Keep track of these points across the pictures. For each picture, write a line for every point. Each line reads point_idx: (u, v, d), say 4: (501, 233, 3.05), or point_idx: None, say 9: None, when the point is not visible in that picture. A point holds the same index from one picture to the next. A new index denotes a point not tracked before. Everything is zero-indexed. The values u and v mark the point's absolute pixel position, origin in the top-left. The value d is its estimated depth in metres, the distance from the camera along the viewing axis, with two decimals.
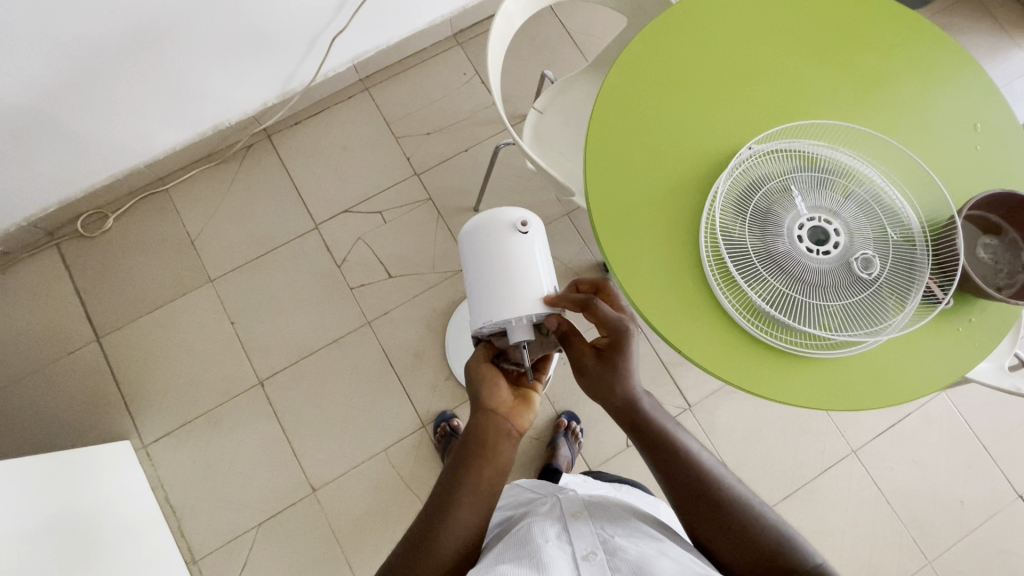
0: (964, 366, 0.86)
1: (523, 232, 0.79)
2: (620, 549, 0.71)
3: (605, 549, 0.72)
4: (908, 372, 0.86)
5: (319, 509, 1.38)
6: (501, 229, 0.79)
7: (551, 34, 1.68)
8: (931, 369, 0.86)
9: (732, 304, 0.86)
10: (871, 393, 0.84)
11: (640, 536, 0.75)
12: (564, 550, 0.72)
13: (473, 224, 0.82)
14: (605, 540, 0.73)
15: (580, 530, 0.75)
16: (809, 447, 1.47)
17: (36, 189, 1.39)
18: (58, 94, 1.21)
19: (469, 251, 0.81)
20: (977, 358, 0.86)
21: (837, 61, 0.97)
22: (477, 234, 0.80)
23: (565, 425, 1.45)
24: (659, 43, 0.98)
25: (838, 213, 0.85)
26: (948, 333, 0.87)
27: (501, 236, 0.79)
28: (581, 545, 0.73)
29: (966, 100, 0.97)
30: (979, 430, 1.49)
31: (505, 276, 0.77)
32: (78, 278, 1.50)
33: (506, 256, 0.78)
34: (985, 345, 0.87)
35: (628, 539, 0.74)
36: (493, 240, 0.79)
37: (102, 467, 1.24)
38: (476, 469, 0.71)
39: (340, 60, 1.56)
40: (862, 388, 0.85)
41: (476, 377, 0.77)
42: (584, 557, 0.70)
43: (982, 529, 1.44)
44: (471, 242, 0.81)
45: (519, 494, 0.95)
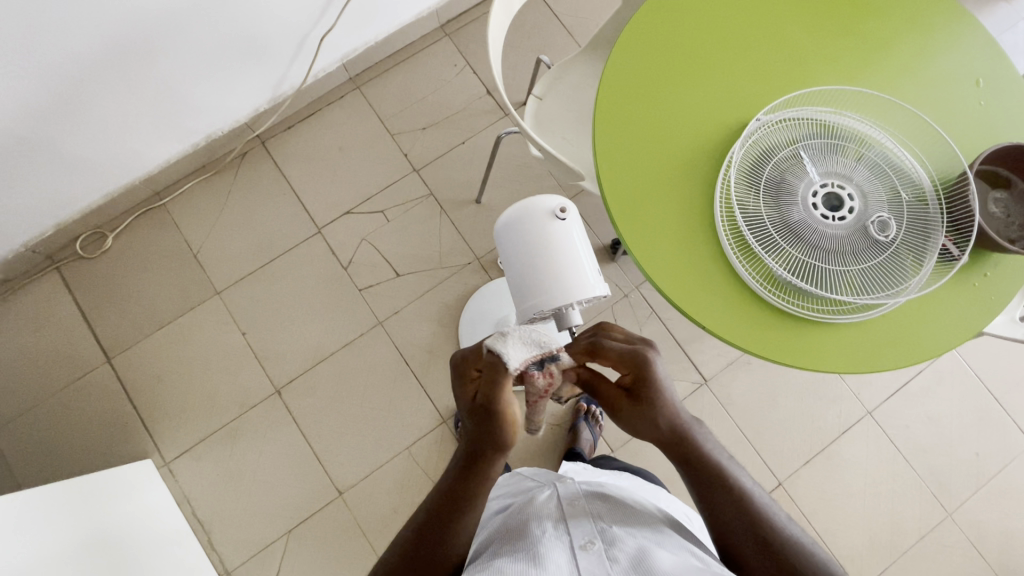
0: (954, 333, 0.87)
1: (562, 219, 0.81)
2: (617, 540, 0.72)
3: (603, 539, 0.72)
4: (901, 337, 0.86)
5: (347, 511, 1.39)
6: (540, 218, 0.80)
7: (539, 18, 1.66)
8: (928, 330, 0.87)
9: (751, 275, 0.86)
10: (856, 360, 0.85)
11: (637, 526, 0.76)
12: (562, 539, 0.72)
13: (510, 213, 0.82)
14: (602, 529, 0.74)
15: (578, 521, 0.76)
16: (825, 412, 1.49)
17: (33, 213, 1.37)
18: (49, 116, 1.19)
19: (507, 242, 0.82)
20: (963, 324, 0.87)
21: (838, 25, 0.97)
22: (518, 223, 0.80)
23: (584, 409, 1.46)
24: (660, 19, 0.97)
25: (850, 178, 0.86)
26: (948, 296, 0.88)
27: (541, 224, 0.80)
28: (579, 533, 0.73)
29: (967, 56, 0.97)
30: (990, 383, 1.51)
31: (551, 265, 0.79)
32: (82, 300, 1.48)
33: (549, 245, 0.79)
34: (972, 311, 0.88)
35: (625, 529, 0.74)
36: (533, 228, 0.80)
37: (128, 488, 1.24)
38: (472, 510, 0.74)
39: (329, 59, 1.53)
40: (854, 354, 0.85)
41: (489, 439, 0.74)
42: (580, 546, 0.71)
43: (997, 479, 1.47)
44: (508, 232, 0.82)
45: (520, 482, 0.96)
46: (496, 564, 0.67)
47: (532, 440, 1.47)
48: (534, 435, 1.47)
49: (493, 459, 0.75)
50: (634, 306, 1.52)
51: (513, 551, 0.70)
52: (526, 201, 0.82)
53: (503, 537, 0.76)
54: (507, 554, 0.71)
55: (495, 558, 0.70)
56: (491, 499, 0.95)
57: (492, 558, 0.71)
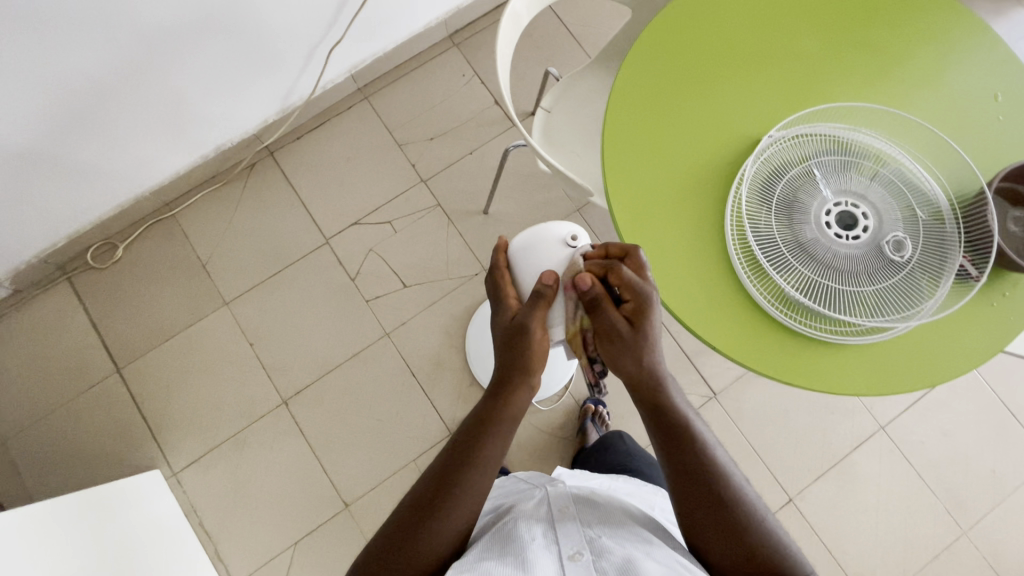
0: (968, 356, 0.85)
1: (574, 247, 0.79)
2: (606, 551, 0.71)
3: (592, 549, 0.71)
4: (914, 360, 0.84)
5: (353, 523, 1.39)
6: (553, 245, 0.78)
7: (548, 28, 1.66)
8: (944, 353, 0.85)
9: (762, 295, 0.85)
10: (859, 386, 0.84)
11: (626, 536, 0.75)
12: (550, 549, 0.71)
13: (521, 239, 0.81)
14: (592, 539, 0.73)
15: (568, 529, 0.75)
16: (837, 426, 1.46)
17: (45, 224, 1.38)
18: (61, 129, 1.20)
19: (521, 264, 0.79)
20: (979, 350, 0.85)
21: (852, 39, 0.96)
22: (529, 250, 0.79)
23: (592, 410, 1.43)
24: (670, 33, 0.96)
25: (865, 196, 0.84)
26: (968, 321, 0.86)
27: (553, 252, 0.78)
28: (568, 544, 0.72)
29: (985, 70, 0.95)
30: (1006, 398, 1.48)
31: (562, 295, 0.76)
32: (93, 310, 1.49)
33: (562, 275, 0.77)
34: (987, 338, 0.86)
35: (614, 540, 0.73)
36: (544, 255, 0.78)
37: (136, 498, 1.24)
38: (504, 429, 0.74)
39: (338, 70, 1.54)
40: (862, 373, 0.84)
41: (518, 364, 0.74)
42: (569, 558, 0.70)
43: (1014, 497, 1.44)
44: (521, 257, 0.80)
45: (513, 483, 0.94)
46: (483, 567, 0.67)
47: (538, 453, 1.45)
48: (541, 449, 1.45)
49: (521, 383, 0.74)
50: None
51: (502, 554, 0.70)
52: (541, 227, 0.81)
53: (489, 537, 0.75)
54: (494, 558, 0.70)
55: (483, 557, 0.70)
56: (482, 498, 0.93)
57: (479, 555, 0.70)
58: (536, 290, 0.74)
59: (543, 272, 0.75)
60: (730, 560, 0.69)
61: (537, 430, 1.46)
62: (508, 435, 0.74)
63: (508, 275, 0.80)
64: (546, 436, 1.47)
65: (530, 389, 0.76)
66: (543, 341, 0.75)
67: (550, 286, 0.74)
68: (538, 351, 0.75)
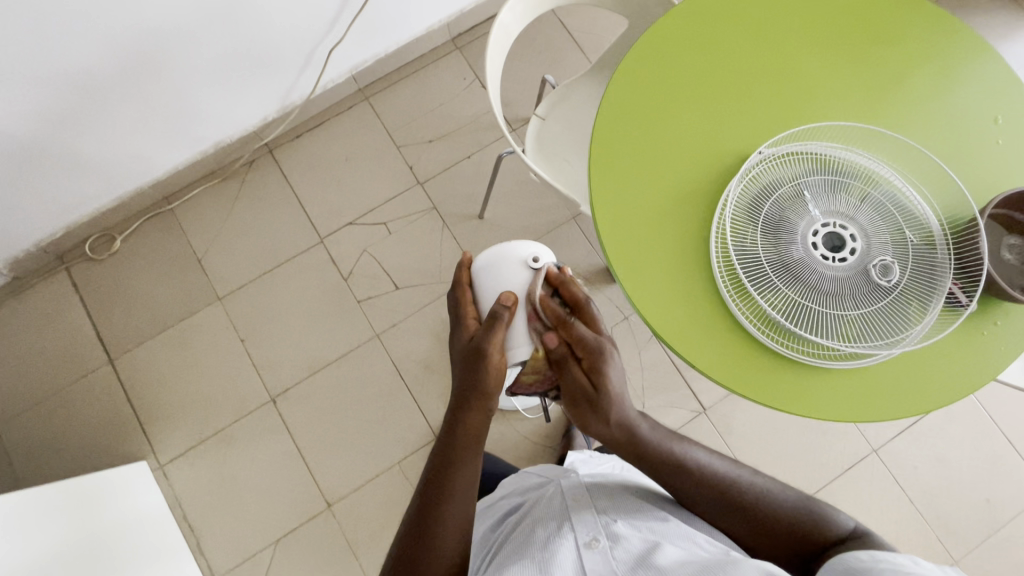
0: (983, 364, 0.83)
1: (534, 267, 0.82)
2: (623, 537, 0.69)
3: (607, 535, 0.70)
4: (924, 375, 0.83)
5: (335, 524, 1.39)
6: (513, 264, 0.82)
7: (551, 34, 1.65)
8: (956, 367, 0.83)
9: (744, 315, 0.83)
10: (865, 407, 0.82)
11: (643, 519, 0.73)
12: (567, 539, 0.70)
13: (484, 257, 0.84)
14: (607, 525, 0.71)
15: (582, 516, 0.73)
16: (829, 447, 1.44)
17: (43, 215, 1.40)
18: (58, 122, 1.21)
19: (484, 282, 0.82)
20: (995, 357, 0.84)
21: (849, 56, 0.94)
22: (491, 270, 0.82)
23: None
24: (663, 46, 0.95)
25: (853, 218, 0.83)
26: (968, 342, 0.84)
27: (514, 272, 0.81)
28: (583, 531, 0.70)
29: (986, 91, 0.93)
30: (1004, 425, 1.45)
31: (520, 317, 0.79)
32: (88, 301, 1.51)
33: (522, 296, 0.80)
34: (1007, 344, 0.84)
35: (630, 525, 0.72)
36: (506, 275, 0.81)
37: (121, 489, 1.25)
38: (469, 455, 0.73)
39: (338, 71, 1.54)
40: (876, 389, 0.82)
41: (472, 388, 0.75)
42: (586, 545, 0.68)
43: (1008, 527, 1.41)
44: (484, 275, 0.83)
45: (524, 480, 0.92)
46: None
47: (524, 461, 1.44)
48: (527, 457, 1.44)
49: (478, 406, 0.75)
50: (634, 329, 1.49)
51: (521, 558, 0.68)
52: (500, 246, 0.84)
53: (509, 543, 0.74)
54: (512, 564, 0.68)
55: (505, 565, 0.68)
56: (497, 499, 0.92)
57: (500, 566, 0.68)
58: (493, 311, 0.77)
59: (503, 293, 0.78)
60: (784, 551, 0.73)
61: (524, 437, 1.45)
62: (474, 460, 0.74)
63: (470, 294, 0.84)
64: (533, 444, 1.45)
65: (488, 411, 0.76)
66: (500, 362, 0.76)
67: (507, 307, 0.77)
68: (495, 372, 0.75)
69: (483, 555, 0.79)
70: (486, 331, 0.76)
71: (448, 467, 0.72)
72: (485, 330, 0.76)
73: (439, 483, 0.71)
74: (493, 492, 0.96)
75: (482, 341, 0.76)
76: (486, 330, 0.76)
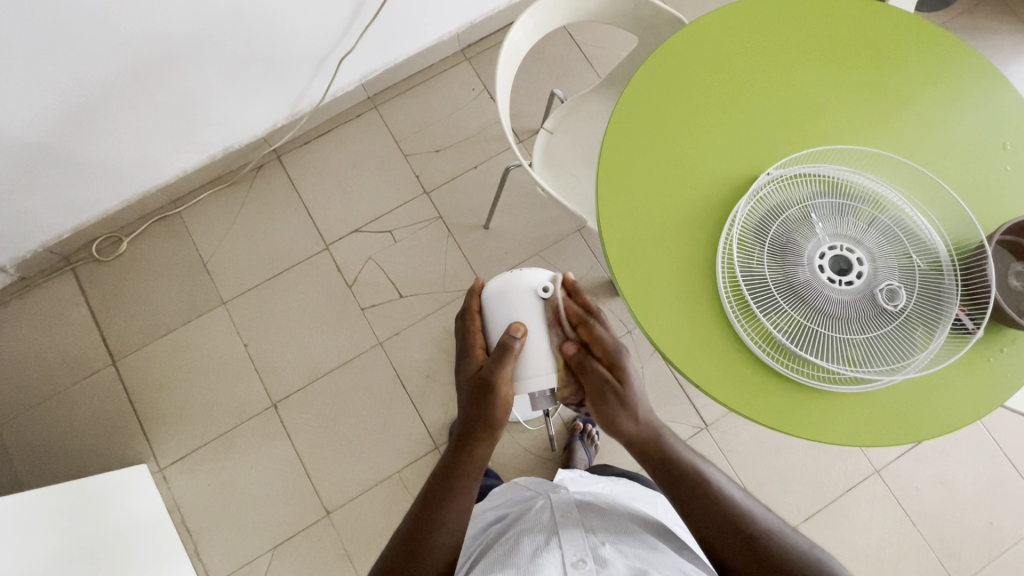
0: (981, 396, 0.83)
1: (545, 298, 0.80)
2: (609, 560, 0.69)
3: (594, 556, 0.69)
4: (922, 405, 0.83)
5: (333, 532, 1.38)
6: (524, 294, 0.79)
7: (560, 47, 1.66)
8: (956, 397, 0.83)
9: (748, 336, 0.83)
10: (861, 434, 0.81)
11: (631, 543, 0.73)
12: (553, 557, 0.69)
13: (495, 283, 0.81)
14: (594, 546, 0.71)
15: (570, 534, 0.72)
16: (831, 466, 1.43)
17: (52, 216, 1.41)
18: (70, 125, 1.22)
19: (494, 310, 0.80)
20: (994, 390, 0.83)
21: (859, 80, 0.94)
22: (501, 298, 0.80)
23: (580, 428, 1.44)
24: (673, 65, 0.95)
25: (860, 242, 0.82)
26: (971, 371, 0.84)
27: (525, 303, 0.79)
28: (571, 550, 0.70)
29: (995, 117, 0.93)
30: (1007, 449, 1.44)
31: (531, 348, 0.78)
32: (93, 302, 1.51)
33: (533, 326, 0.79)
34: (1007, 376, 0.84)
35: (618, 549, 0.71)
36: (515, 305, 0.79)
37: (121, 492, 1.25)
38: (466, 486, 0.73)
39: (348, 80, 1.55)
40: (871, 417, 0.82)
41: (479, 419, 0.76)
42: (572, 565, 0.68)
43: (1011, 552, 1.39)
44: (494, 303, 0.80)
45: (516, 492, 0.91)
46: None
47: (523, 473, 1.43)
48: (526, 470, 1.44)
49: (484, 436, 0.76)
50: (637, 343, 1.49)
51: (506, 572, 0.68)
52: (512, 273, 0.81)
53: (493, 553, 0.73)
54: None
55: None
56: (486, 508, 0.91)
57: None
58: (503, 342, 0.76)
59: (512, 324, 0.77)
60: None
61: (524, 449, 1.45)
62: (471, 490, 0.73)
63: (479, 322, 0.83)
64: (533, 456, 1.45)
65: (495, 441, 0.77)
66: (507, 394, 0.77)
67: (517, 339, 0.76)
68: (502, 405, 0.76)
69: (468, 563, 0.79)
70: (495, 363, 0.76)
71: (444, 496, 0.72)
72: (494, 361, 0.76)
73: (433, 509, 0.71)
74: (483, 501, 0.95)
75: (490, 372, 0.76)
76: (495, 362, 0.76)
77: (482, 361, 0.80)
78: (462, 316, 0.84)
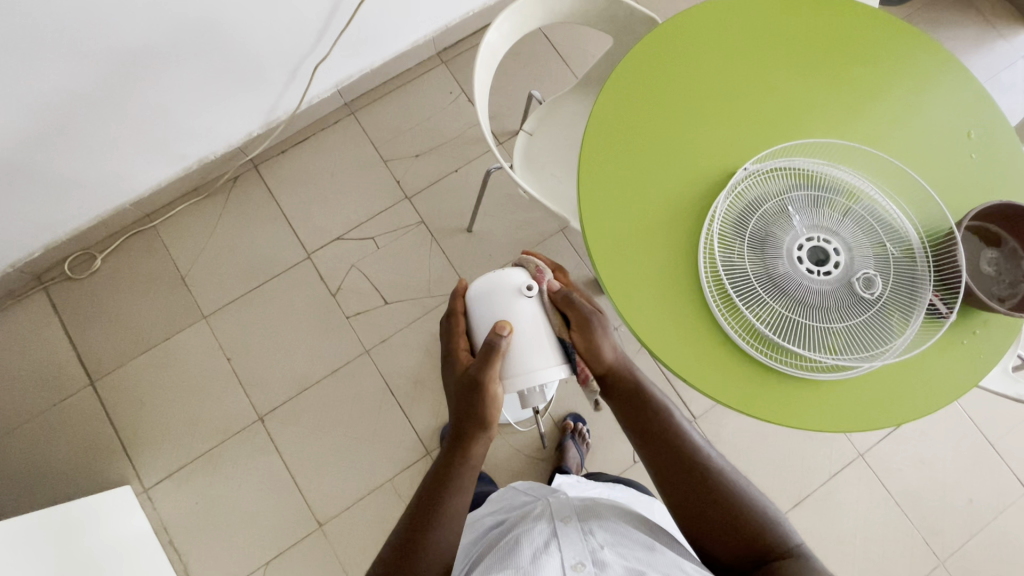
0: (961, 382, 0.86)
1: (529, 296, 0.80)
2: (608, 563, 0.69)
3: (594, 559, 0.69)
4: (904, 393, 0.85)
5: (326, 544, 1.37)
6: (507, 293, 0.79)
7: (536, 48, 1.67)
8: (936, 382, 0.85)
9: (732, 328, 0.84)
10: (845, 421, 0.83)
11: (630, 545, 0.73)
12: (553, 560, 0.69)
13: (478, 285, 0.82)
14: (594, 549, 0.71)
15: (570, 537, 0.73)
16: (817, 452, 1.46)
17: (21, 234, 1.37)
18: (38, 141, 1.19)
19: (479, 310, 0.81)
20: (973, 373, 0.86)
21: (827, 75, 0.96)
22: (484, 299, 0.81)
23: (571, 427, 1.45)
24: (648, 64, 0.96)
25: (836, 232, 0.84)
26: (950, 353, 0.86)
27: (508, 301, 0.80)
28: (570, 552, 0.70)
29: (959, 107, 0.96)
30: (983, 426, 1.49)
31: (517, 346, 0.78)
32: (68, 322, 1.47)
33: (518, 323, 0.78)
34: (987, 359, 0.86)
35: (617, 551, 0.71)
36: (499, 305, 0.80)
37: (105, 515, 1.22)
38: (458, 489, 0.73)
39: (324, 86, 1.54)
40: (856, 407, 0.84)
41: (469, 420, 0.75)
42: (572, 568, 0.68)
43: (991, 526, 1.44)
44: (479, 304, 0.81)
45: (514, 496, 0.91)
46: None
47: (516, 474, 1.44)
48: (518, 470, 1.44)
49: (477, 437, 0.75)
50: (623, 339, 1.50)
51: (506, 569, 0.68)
52: (495, 273, 0.82)
53: (492, 555, 0.73)
54: None
55: None
56: (485, 513, 0.91)
57: None
58: (487, 341, 0.75)
59: (497, 323, 0.77)
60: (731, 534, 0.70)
61: (515, 451, 1.45)
62: (464, 491, 0.73)
63: (463, 323, 0.83)
64: (525, 457, 1.45)
65: (487, 440, 0.76)
66: (497, 393, 0.76)
67: (502, 336, 0.75)
68: (493, 405, 0.75)
69: (466, 567, 0.79)
70: (481, 363, 0.75)
71: (439, 496, 0.72)
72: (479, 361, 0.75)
73: (428, 511, 0.71)
74: (482, 507, 0.95)
75: (476, 373, 0.75)
76: (482, 362, 0.75)
77: (467, 362, 0.79)
78: (448, 317, 0.84)
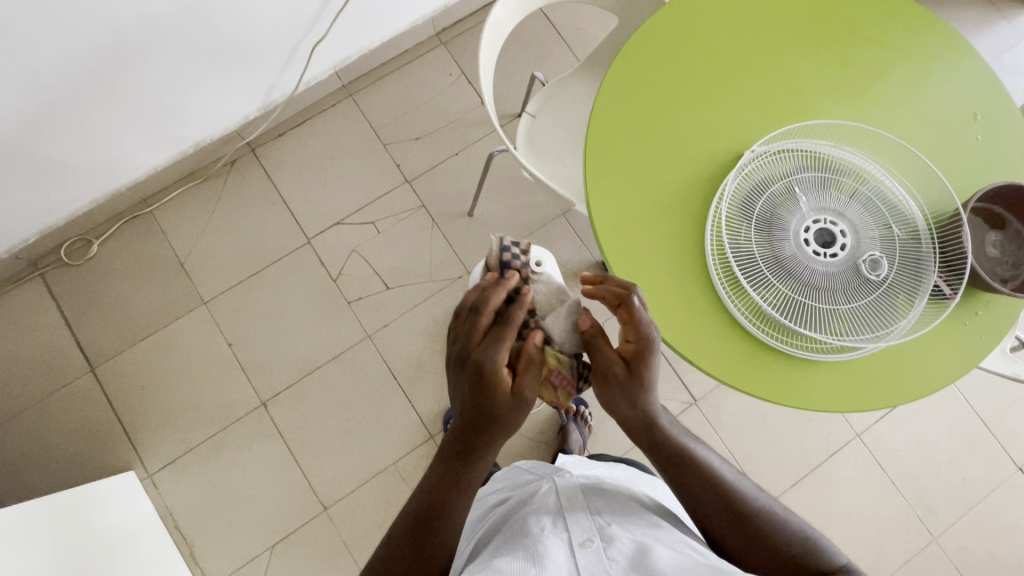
0: (963, 362, 0.87)
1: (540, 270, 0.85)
2: (617, 538, 0.70)
3: (602, 536, 0.70)
4: (905, 371, 0.86)
5: (331, 526, 1.38)
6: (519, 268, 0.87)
7: (538, 29, 1.64)
8: (937, 359, 0.87)
9: (738, 309, 0.85)
10: (846, 400, 0.84)
11: (635, 522, 0.74)
12: (560, 538, 0.70)
13: None
14: (601, 527, 0.72)
15: (577, 516, 0.74)
16: (814, 433, 1.48)
17: (16, 220, 1.34)
18: (32, 125, 1.17)
19: None
20: (972, 351, 0.87)
21: (834, 53, 0.96)
22: None
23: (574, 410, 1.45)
24: (655, 44, 0.95)
25: (842, 214, 0.85)
26: (950, 332, 0.87)
27: None
28: (578, 531, 0.71)
29: (966, 88, 0.96)
30: (978, 407, 1.51)
31: None
32: (66, 308, 1.46)
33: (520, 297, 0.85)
34: (988, 337, 0.87)
35: (624, 527, 0.72)
36: None
37: (110, 500, 1.22)
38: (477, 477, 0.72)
39: (322, 68, 1.51)
40: (858, 386, 0.85)
41: (500, 426, 0.71)
42: (580, 544, 0.69)
43: (983, 504, 1.47)
44: None
45: (518, 475, 0.92)
46: (497, 563, 0.66)
47: (519, 457, 1.45)
48: (521, 453, 1.45)
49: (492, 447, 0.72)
50: None
51: (514, 549, 0.68)
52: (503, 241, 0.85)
53: (499, 536, 0.74)
54: (504, 555, 0.68)
55: (495, 555, 0.68)
56: (488, 492, 0.92)
57: (491, 555, 0.69)
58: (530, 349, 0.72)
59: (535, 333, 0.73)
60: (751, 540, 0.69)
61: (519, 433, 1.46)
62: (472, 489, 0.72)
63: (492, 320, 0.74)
64: (528, 440, 1.46)
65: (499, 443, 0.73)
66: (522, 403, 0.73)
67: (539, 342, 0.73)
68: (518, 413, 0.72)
69: (473, 547, 0.80)
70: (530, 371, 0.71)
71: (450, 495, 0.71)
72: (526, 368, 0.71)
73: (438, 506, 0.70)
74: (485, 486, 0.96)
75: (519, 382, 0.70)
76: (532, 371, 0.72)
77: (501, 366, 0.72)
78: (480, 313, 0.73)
